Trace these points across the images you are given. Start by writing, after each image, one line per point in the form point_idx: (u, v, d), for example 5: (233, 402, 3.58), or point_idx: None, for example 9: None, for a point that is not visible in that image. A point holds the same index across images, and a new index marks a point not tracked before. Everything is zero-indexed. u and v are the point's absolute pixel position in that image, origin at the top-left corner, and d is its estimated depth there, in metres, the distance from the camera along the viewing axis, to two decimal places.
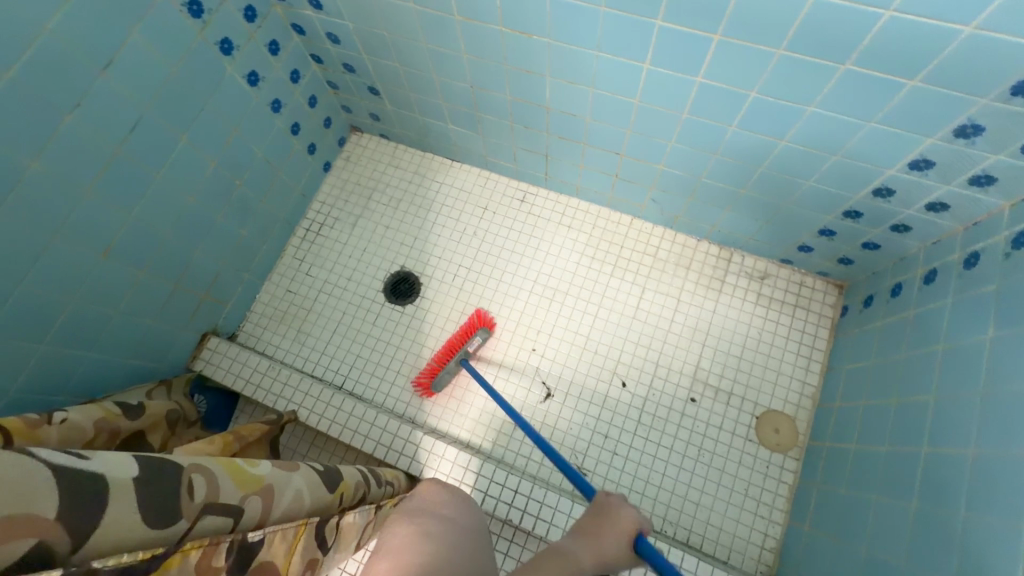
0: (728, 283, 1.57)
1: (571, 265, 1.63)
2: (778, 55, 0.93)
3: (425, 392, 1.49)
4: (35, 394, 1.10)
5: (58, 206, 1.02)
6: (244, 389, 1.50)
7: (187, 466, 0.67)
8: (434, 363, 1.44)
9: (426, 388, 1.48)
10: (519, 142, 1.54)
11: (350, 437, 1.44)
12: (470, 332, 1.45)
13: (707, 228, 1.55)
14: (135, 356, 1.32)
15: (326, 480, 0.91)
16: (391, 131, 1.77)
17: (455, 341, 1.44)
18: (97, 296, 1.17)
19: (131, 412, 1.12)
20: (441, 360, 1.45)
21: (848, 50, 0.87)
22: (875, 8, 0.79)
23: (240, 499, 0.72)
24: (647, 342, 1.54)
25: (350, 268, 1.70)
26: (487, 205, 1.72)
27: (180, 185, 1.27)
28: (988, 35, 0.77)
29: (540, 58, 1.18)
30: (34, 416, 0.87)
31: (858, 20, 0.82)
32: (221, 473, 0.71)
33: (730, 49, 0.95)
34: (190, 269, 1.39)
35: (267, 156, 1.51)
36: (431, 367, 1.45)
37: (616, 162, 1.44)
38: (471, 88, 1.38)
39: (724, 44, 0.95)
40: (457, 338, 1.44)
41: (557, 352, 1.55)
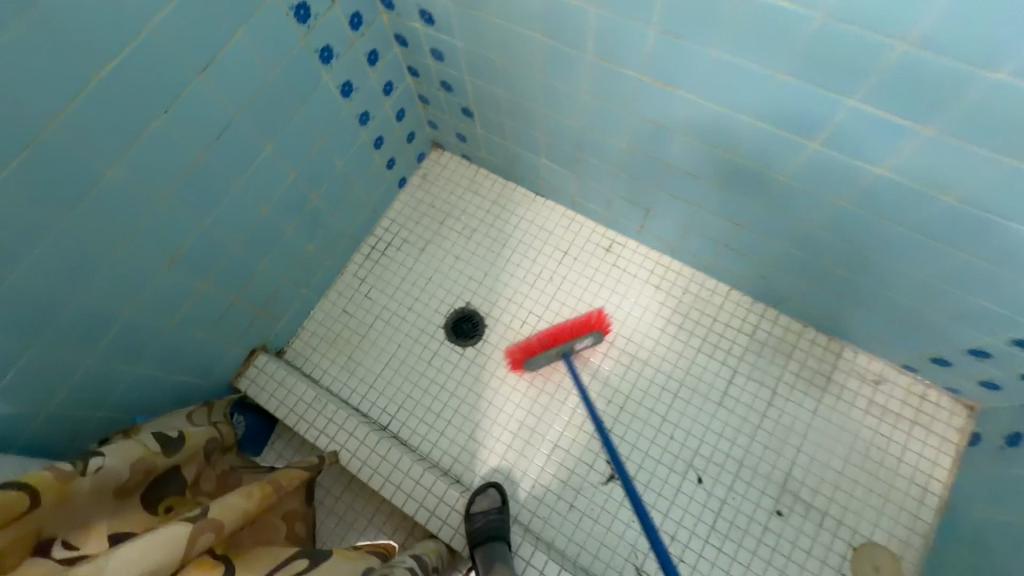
0: (833, 381, 1.37)
1: (655, 332, 1.46)
2: (1004, 164, 0.74)
3: (513, 364, 1.45)
4: (76, 410, 1.01)
5: (129, 215, 0.92)
6: (285, 418, 1.39)
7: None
8: (534, 341, 1.40)
9: (516, 363, 1.44)
10: (619, 191, 1.36)
11: (392, 494, 1.29)
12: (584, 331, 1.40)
13: (819, 315, 1.35)
14: (182, 372, 1.22)
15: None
16: (475, 154, 1.63)
17: (567, 330, 1.42)
18: (153, 310, 1.07)
19: (171, 447, 1.02)
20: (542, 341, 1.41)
21: None
22: None
23: None
24: (732, 436, 1.36)
25: (412, 297, 1.58)
26: (569, 249, 1.56)
27: (257, 198, 1.17)
28: None
29: (677, 113, 1.00)
30: (68, 466, 0.79)
31: None
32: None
33: (943, 148, 0.76)
34: (251, 283, 1.28)
35: (347, 169, 1.39)
36: (528, 345, 1.42)
37: (730, 232, 1.26)
38: (580, 130, 1.21)
39: (937, 141, 0.76)
40: (571, 326, 1.42)
41: (627, 430, 1.39)
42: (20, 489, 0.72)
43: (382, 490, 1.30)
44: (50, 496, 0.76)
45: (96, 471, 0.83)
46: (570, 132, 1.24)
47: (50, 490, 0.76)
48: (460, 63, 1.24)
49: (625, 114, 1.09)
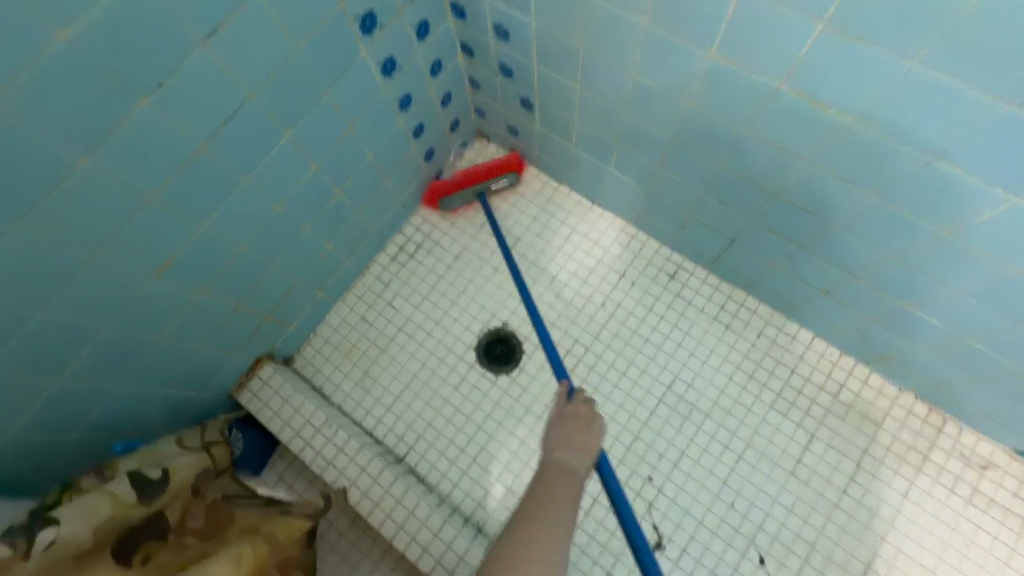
0: (929, 460, 1.17)
1: (721, 379, 1.26)
2: None
3: (428, 202, 1.43)
4: (40, 436, 0.85)
5: (110, 214, 0.73)
6: (288, 441, 1.22)
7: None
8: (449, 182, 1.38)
9: (430, 200, 1.43)
10: (699, 215, 1.14)
11: (405, 544, 1.12)
12: (501, 168, 1.39)
13: (924, 381, 1.15)
14: (173, 387, 1.05)
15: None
16: (525, 150, 1.41)
17: (482, 172, 1.38)
18: (140, 322, 0.89)
19: (150, 492, 0.88)
20: (458, 184, 1.38)
21: None
22: None
23: None
24: (803, 513, 1.16)
25: (441, 310, 1.38)
26: (626, 272, 1.36)
27: (271, 193, 0.97)
28: None
29: (813, 138, 0.78)
30: (5, 550, 0.69)
31: None
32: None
33: None
34: (260, 288, 1.10)
35: (379, 161, 1.19)
36: (443, 187, 1.39)
37: (840, 281, 1.04)
38: (668, 140, 1.00)
39: None
40: (485, 168, 1.38)
41: (679, 491, 1.19)
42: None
43: (395, 539, 1.13)
44: None
45: (44, 547, 0.73)
46: (655, 142, 1.03)
47: None
48: (528, 45, 1.01)
49: (737, 129, 0.86)
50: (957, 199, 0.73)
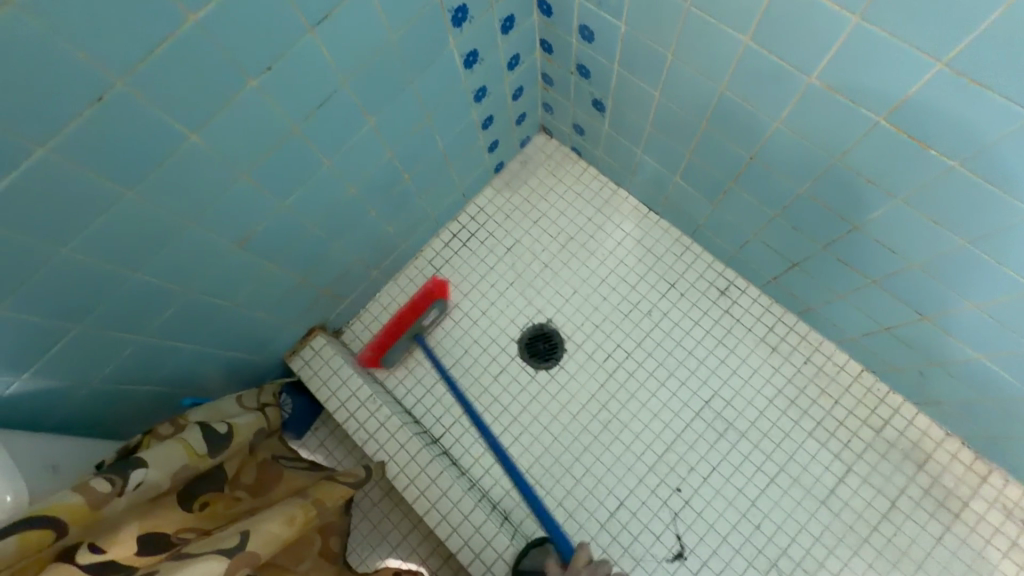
0: (969, 508, 1.15)
1: (762, 401, 1.26)
2: None
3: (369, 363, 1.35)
4: (122, 383, 0.91)
5: (208, 187, 0.77)
6: (334, 410, 1.27)
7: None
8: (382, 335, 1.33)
9: (370, 361, 1.34)
10: (766, 235, 1.15)
11: (436, 523, 1.16)
12: (425, 305, 1.37)
13: (974, 429, 1.13)
14: (235, 349, 1.11)
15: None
16: (588, 150, 1.41)
17: (407, 312, 1.36)
18: (217, 288, 0.93)
19: (217, 447, 0.90)
20: (392, 334, 1.34)
21: None
22: None
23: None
24: (831, 544, 1.16)
25: (488, 300, 1.40)
26: (677, 282, 1.36)
27: (346, 175, 1.00)
28: None
29: (911, 177, 0.79)
30: (105, 485, 0.66)
31: None
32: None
33: None
34: (324, 263, 1.14)
35: (447, 150, 1.21)
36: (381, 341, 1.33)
37: (905, 319, 1.04)
38: (748, 159, 1.01)
39: None
40: (411, 304, 1.36)
41: (705, 506, 1.20)
42: (44, 527, 0.59)
43: (427, 517, 1.17)
44: (77, 526, 0.63)
45: (134, 488, 0.71)
46: (734, 159, 1.04)
47: (77, 519, 0.63)
48: (614, 47, 1.01)
49: (827, 158, 0.88)
50: None
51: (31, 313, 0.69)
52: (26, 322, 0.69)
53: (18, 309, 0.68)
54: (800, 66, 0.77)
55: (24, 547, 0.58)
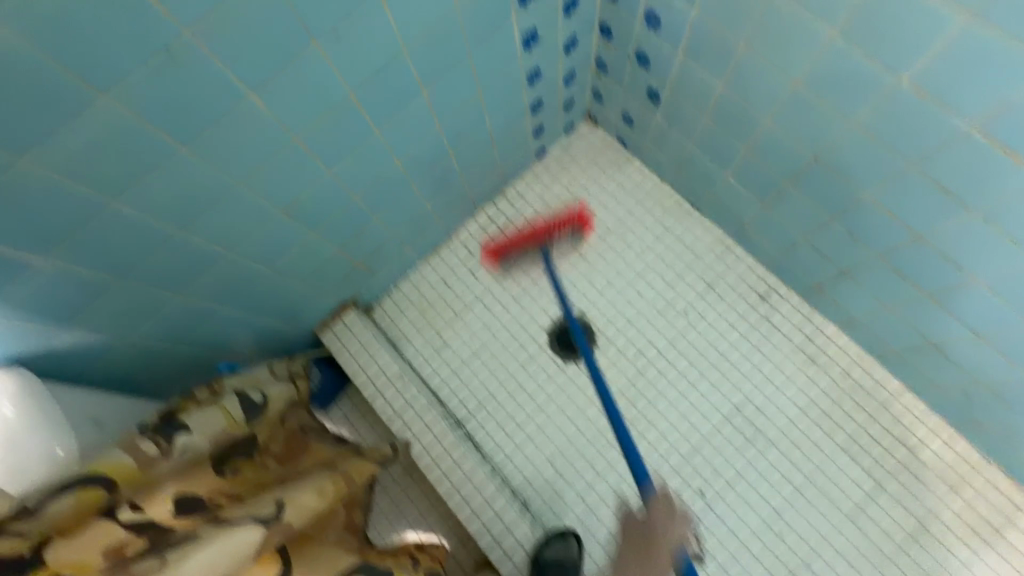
0: (999, 535, 1.12)
1: (793, 410, 1.23)
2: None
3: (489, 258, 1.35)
4: (159, 341, 0.91)
5: (262, 151, 0.76)
6: (361, 384, 1.27)
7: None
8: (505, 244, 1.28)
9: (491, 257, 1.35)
10: (817, 240, 1.11)
11: (457, 504, 1.17)
12: (564, 225, 1.31)
13: (1016, 457, 1.09)
14: (269, 317, 1.10)
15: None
16: (634, 140, 1.37)
17: (545, 228, 1.28)
18: (260, 255, 0.93)
19: (252, 416, 0.93)
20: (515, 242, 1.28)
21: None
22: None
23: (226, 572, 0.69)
24: (854, 560, 1.14)
25: (520, 286, 1.39)
26: (715, 282, 1.33)
27: (394, 149, 0.98)
28: None
29: (995, 190, 0.76)
30: (151, 448, 0.75)
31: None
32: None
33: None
34: (362, 237, 1.13)
35: (493, 130, 1.18)
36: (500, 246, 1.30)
37: (959, 337, 1.00)
38: (811, 160, 0.97)
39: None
40: (550, 224, 1.29)
41: (726, 511, 1.19)
42: (99, 485, 0.68)
43: (448, 498, 1.18)
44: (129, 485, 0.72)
45: (178, 452, 0.79)
46: (794, 159, 1.00)
47: (128, 478, 0.72)
48: (677, 32, 0.97)
49: (900, 165, 0.84)
50: None
51: (80, 263, 0.69)
52: (75, 272, 0.69)
53: (67, 258, 0.67)
54: (888, 62, 0.73)
55: (85, 499, 0.67)
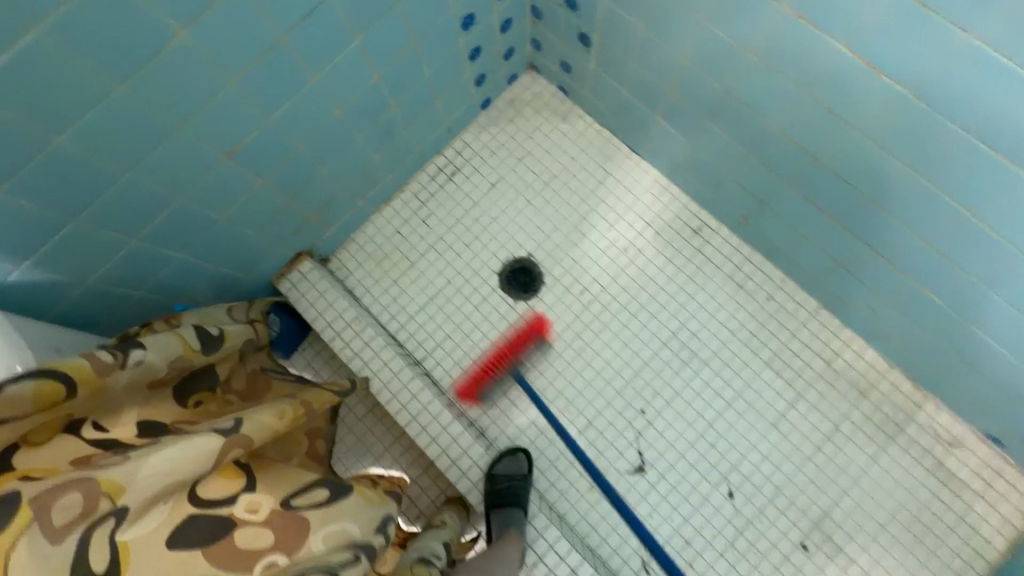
0: (903, 432, 1.26)
1: (724, 334, 1.34)
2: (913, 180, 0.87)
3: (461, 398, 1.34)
4: (115, 287, 0.95)
5: (199, 90, 0.80)
6: (321, 331, 1.33)
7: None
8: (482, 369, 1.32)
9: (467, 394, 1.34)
10: (737, 173, 1.20)
11: (417, 433, 1.26)
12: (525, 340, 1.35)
13: (916, 362, 1.22)
14: (224, 265, 1.14)
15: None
16: (575, 90, 1.43)
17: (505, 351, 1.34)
18: (206, 198, 0.97)
19: (209, 347, 0.96)
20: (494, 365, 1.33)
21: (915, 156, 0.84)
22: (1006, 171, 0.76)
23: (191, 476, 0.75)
24: (778, 462, 1.27)
25: (472, 234, 1.45)
26: (653, 221, 1.41)
27: (333, 96, 1.02)
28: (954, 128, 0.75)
29: (863, 106, 0.84)
30: (109, 356, 0.72)
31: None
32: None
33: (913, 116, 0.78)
34: (310, 185, 1.17)
35: (434, 80, 1.22)
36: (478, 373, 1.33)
37: (857, 254, 1.11)
38: (723, 95, 1.05)
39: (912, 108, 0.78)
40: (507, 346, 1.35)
41: (666, 427, 1.31)
42: (59, 379, 0.66)
43: (408, 428, 1.26)
44: (84, 388, 0.69)
45: (134, 365, 0.76)
46: (709, 96, 1.08)
47: (86, 382, 0.69)
48: None
49: (793, 90, 0.92)
50: (993, 183, 0.78)
51: (26, 200, 0.72)
52: (24, 210, 0.73)
53: (14, 195, 0.71)
54: None
55: (38, 395, 0.64)
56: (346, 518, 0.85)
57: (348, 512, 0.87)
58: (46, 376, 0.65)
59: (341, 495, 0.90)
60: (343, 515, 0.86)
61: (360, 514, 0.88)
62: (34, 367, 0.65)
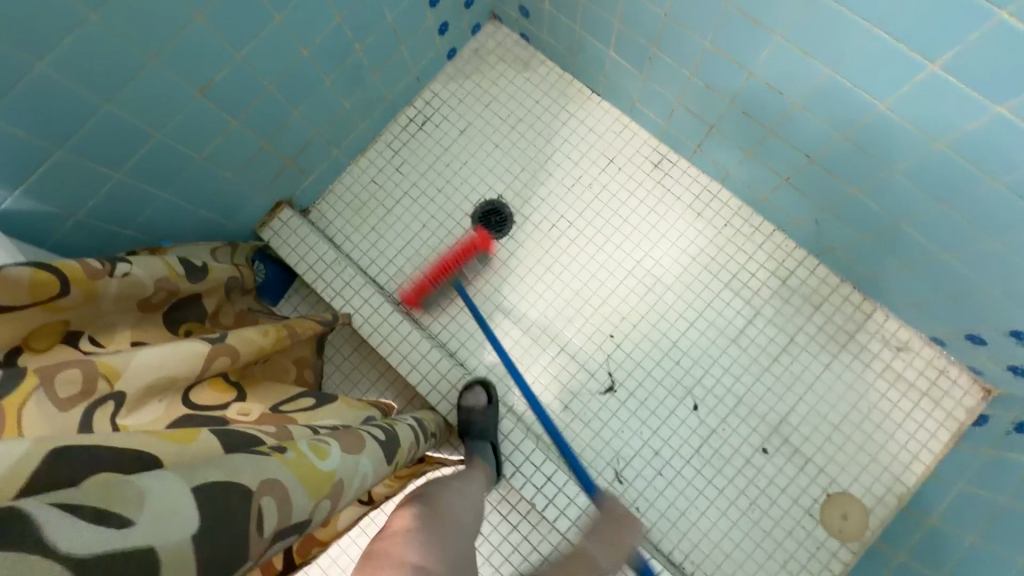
0: (854, 340, 1.35)
1: (685, 260, 1.42)
2: (829, 77, 0.95)
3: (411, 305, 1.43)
4: (103, 222, 1.02)
5: (166, 21, 0.86)
6: (304, 274, 1.40)
7: (255, 489, 0.49)
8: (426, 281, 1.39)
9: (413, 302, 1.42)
10: (687, 100, 1.26)
11: (398, 362, 1.33)
12: (469, 252, 1.41)
13: (862, 272, 1.30)
14: (206, 209, 1.21)
15: (389, 452, 0.77)
16: (535, 35, 1.49)
17: (452, 260, 1.40)
18: (183, 136, 1.03)
19: (194, 276, 1.04)
20: (433, 277, 1.40)
21: (832, 54, 0.91)
22: (921, 59, 0.81)
23: (182, 377, 0.82)
24: (738, 374, 1.36)
25: (444, 179, 1.52)
26: (615, 157, 1.48)
27: (296, 34, 1.08)
28: (859, 20, 0.83)
29: (784, 8, 0.90)
30: (98, 263, 0.80)
31: (957, 96, 0.82)
32: (294, 485, 0.54)
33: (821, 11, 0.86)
34: (284, 130, 1.24)
35: (397, 25, 1.28)
36: (421, 285, 1.40)
37: (797, 165, 1.18)
38: (664, 18, 1.11)
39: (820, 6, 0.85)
40: (454, 257, 1.41)
41: (634, 348, 1.39)
42: (53, 273, 0.73)
43: (390, 359, 1.34)
44: (77, 286, 0.76)
45: (122, 276, 0.84)
46: (652, 22, 1.14)
47: (77, 282, 0.76)
48: None
49: (723, 5, 0.99)
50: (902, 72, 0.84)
51: (16, 125, 0.79)
52: (14, 135, 0.80)
53: (6, 120, 0.78)
54: None
55: (35, 283, 0.71)
56: (330, 418, 0.94)
57: (332, 415, 0.96)
58: (44, 266, 0.72)
59: (325, 403, 1.00)
60: (327, 415, 0.95)
61: (343, 416, 0.96)
62: (33, 263, 0.73)
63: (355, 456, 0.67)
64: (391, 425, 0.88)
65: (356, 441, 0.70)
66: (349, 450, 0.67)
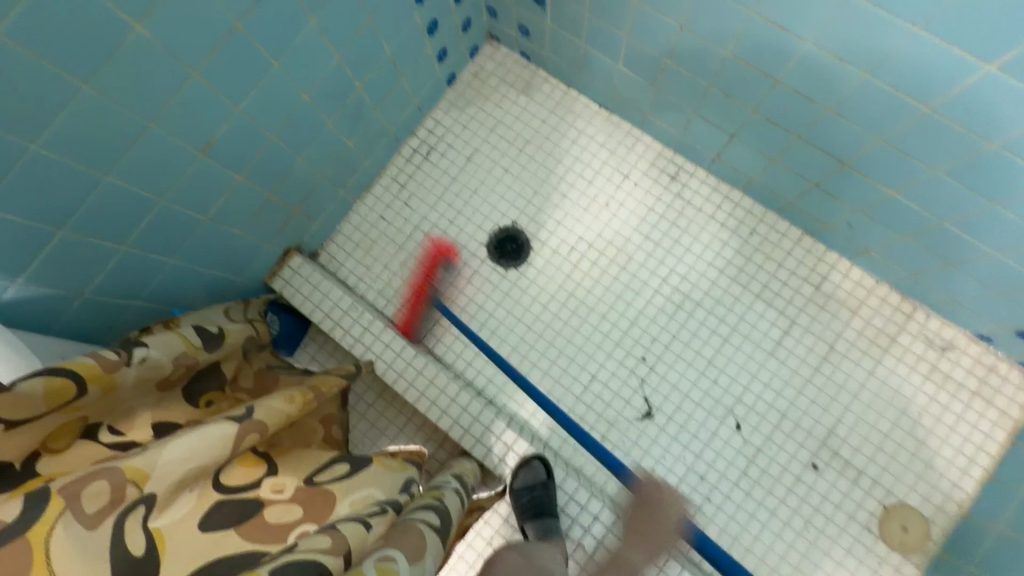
0: (896, 343, 1.30)
1: (713, 273, 1.37)
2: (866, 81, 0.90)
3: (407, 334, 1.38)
4: (111, 296, 0.97)
5: (162, 83, 0.80)
6: (319, 322, 1.35)
7: None
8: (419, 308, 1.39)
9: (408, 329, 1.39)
10: (704, 110, 1.22)
11: (427, 407, 1.27)
12: (435, 267, 1.43)
13: (899, 272, 1.25)
14: (215, 268, 1.16)
15: (447, 536, 0.73)
16: (536, 53, 1.44)
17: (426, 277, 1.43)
18: (187, 198, 0.98)
19: (212, 344, 0.99)
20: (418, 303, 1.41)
21: (870, 60, 0.86)
22: (975, 59, 0.76)
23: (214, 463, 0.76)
24: (779, 388, 1.31)
25: (455, 210, 1.47)
26: (630, 172, 1.43)
27: (295, 80, 1.02)
28: (897, 22, 0.78)
29: (813, 15, 0.85)
30: (114, 354, 0.74)
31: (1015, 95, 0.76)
32: None
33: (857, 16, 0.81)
34: (289, 178, 1.19)
35: (395, 58, 1.23)
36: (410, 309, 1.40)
37: (826, 170, 1.13)
38: (677, 30, 1.06)
39: (856, 10, 0.80)
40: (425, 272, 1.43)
41: (668, 370, 1.34)
42: (67, 376, 0.67)
43: (418, 404, 1.27)
44: (93, 384, 0.70)
45: (139, 362, 0.78)
46: (665, 35, 1.09)
47: (94, 379, 0.71)
48: None
49: (743, 14, 0.94)
50: (950, 71, 0.79)
51: (12, 212, 0.73)
52: (11, 223, 0.74)
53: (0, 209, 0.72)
54: None
55: (51, 392, 0.65)
56: (369, 485, 0.88)
57: (370, 481, 0.90)
58: (58, 372, 0.66)
59: (361, 466, 0.94)
60: (366, 483, 0.89)
61: (382, 482, 0.91)
62: (45, 366, 0.67)
63: (423, 563, 0.62)
64: (441, 499, 0.83)
65: (420, 542, 0.65)
66: (416, 558, 0.62)
